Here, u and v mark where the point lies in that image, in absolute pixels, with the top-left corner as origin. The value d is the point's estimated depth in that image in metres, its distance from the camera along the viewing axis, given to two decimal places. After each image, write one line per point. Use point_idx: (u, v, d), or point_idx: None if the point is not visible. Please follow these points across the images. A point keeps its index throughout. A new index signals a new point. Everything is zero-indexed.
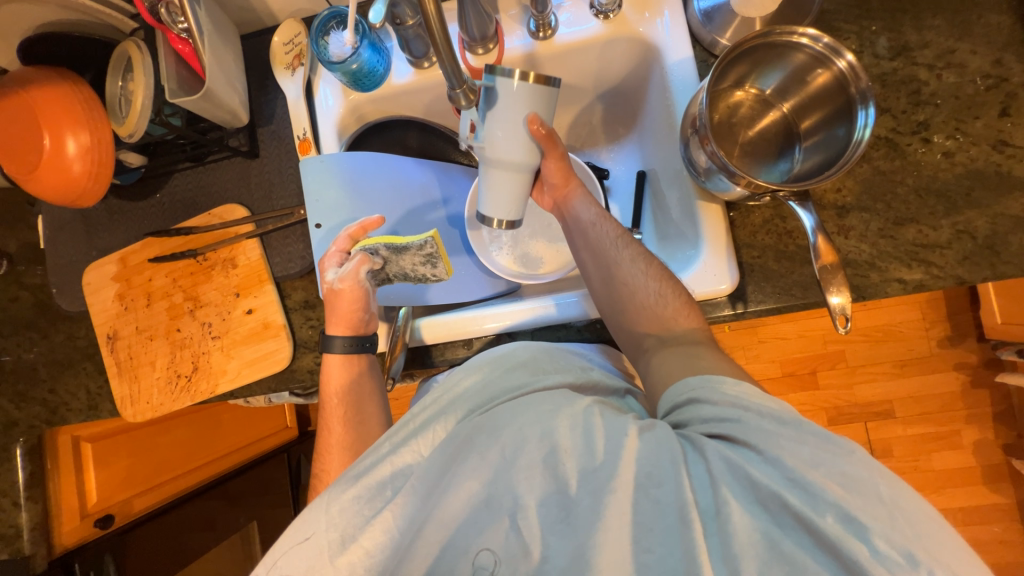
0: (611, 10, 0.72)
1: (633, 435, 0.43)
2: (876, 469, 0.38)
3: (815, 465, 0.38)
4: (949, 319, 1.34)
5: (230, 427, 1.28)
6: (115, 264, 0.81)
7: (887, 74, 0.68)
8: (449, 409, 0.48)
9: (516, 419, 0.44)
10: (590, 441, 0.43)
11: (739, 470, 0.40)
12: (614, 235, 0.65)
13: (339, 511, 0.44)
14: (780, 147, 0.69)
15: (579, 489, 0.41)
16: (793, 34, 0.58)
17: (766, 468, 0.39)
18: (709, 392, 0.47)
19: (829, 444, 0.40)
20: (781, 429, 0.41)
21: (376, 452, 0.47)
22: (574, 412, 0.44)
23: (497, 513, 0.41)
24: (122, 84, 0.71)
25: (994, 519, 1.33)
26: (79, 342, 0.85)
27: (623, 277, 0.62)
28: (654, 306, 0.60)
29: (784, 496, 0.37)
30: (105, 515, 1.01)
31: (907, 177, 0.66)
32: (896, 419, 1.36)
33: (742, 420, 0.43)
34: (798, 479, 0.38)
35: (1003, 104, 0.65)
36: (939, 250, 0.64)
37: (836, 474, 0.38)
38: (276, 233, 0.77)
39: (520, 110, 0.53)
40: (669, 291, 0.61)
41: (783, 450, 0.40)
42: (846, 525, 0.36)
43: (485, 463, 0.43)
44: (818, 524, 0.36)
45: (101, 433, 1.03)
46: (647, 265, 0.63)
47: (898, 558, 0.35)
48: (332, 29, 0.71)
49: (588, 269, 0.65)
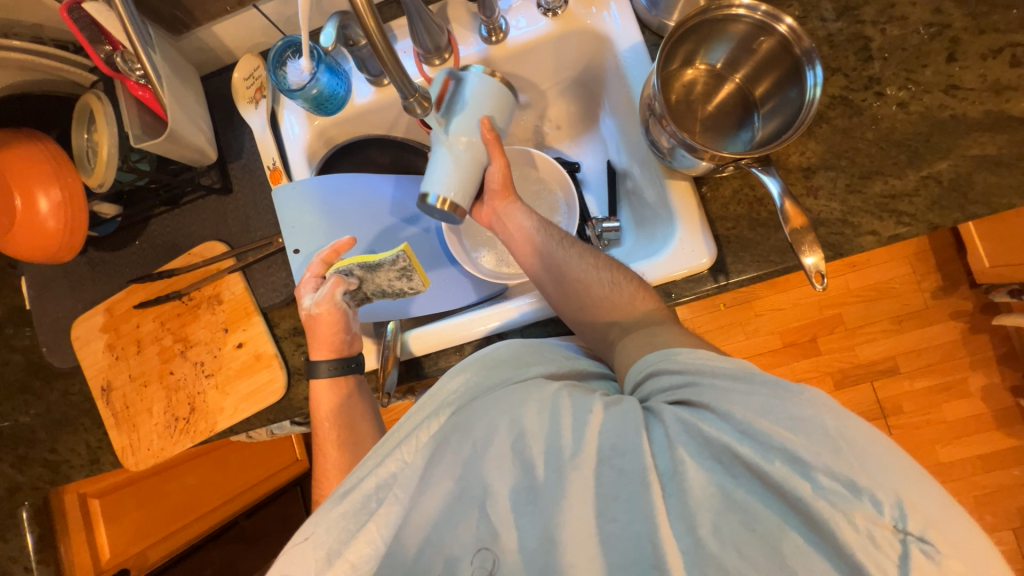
0: (558, 7, 0.73)
1: (598, 410, 0.44)
2: (823, 407, 0.38)
3: (763, 413, 0.39)
4: (939, 270, 1.35)
5: (239, 467, 1.25)
6: (102, 316, 0.81)
7: (834, 35, 0.69)
8: (433, 413, 0.48)
9: (486, 413, 0.45)
10: (557, 423, 0.43)
11: (693, 429, 0.41)
12: (559, 233, 0.66)
13: (327, 529, 0.43)
14: (739, 117, 0.71)
15: (545, 471, 0.41)
16: (731, 7, 0.60)
17: (717, 423, 0.40)
18: (665, 362, 0.48)
19: (777, 391, 0.40)
20: (734, 385, 0.42)
21: (364, 465, 0.46)
22: (541, 397, 0.45)
23: (467, 503, 0.42)
24: (87, 136, 0.72)
25: (1013, 463, 1.31)
26: (75, 398, 0.85)
27: (575, 273, 0.62)
28: (610, 295, 0.61)
29: (734, 448, 0.38)
30: (120, 570, 1.00)
31: (866, 132, 0.67)
32: (901, 375, 1.36)
33: (699, 383, 0.44)
34: (748, 428, 0.38)
35: (948, 50, 0.66)
36: (907, 198, 0.65)
37: (783, 418, 0.38)
38: (258, 264, 0.78)
39: (488, 107, 0.62)
40: (622, 278, 0.62)
41: (735, 405, 0.40)
42: (791, 465, 0.36)
43: (456, 460, 0.43)
44: (766, 469, 0.36)
45: (109, 487, 1.03)
46: (596, 258, 0.64)
47: (841, 488, 0.34)
48: (289, 58, 0.72)
49: (539, 274, 0.65)
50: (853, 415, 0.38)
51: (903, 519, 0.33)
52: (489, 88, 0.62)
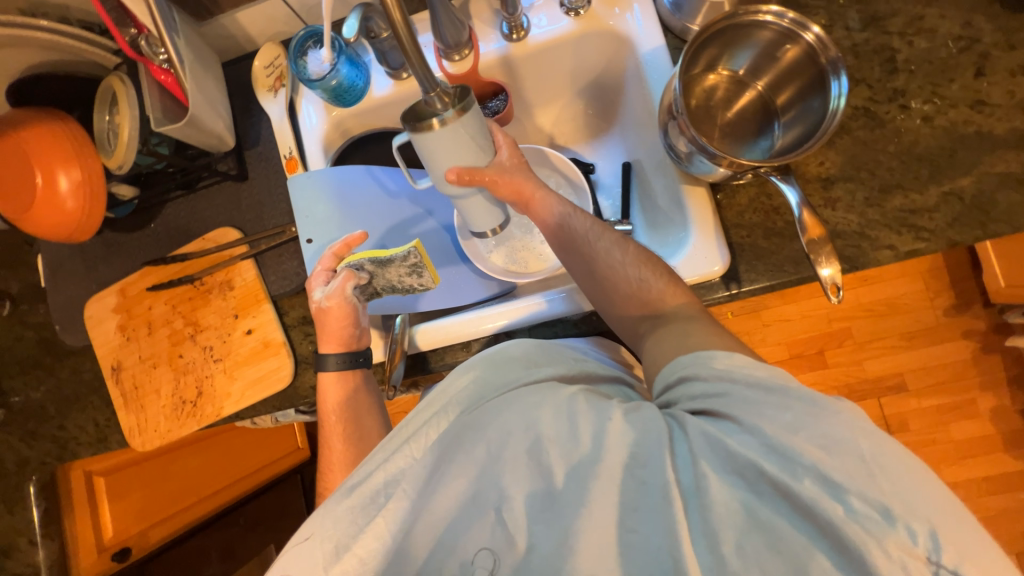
0: (581, 7, 0.73)
1: (617, 418, 0.44)
2: (858, 429, 0.37)
3: (796, 430, 0.38)
4: (952, 287, 1.33)
5: (241, 452, 1.26)
6: (115, 296, 0.82)
7: (859, 45, 0.69)
8: (442, 411, 0.47)
9: (501, 413, 0.45)
10: (575, 428, 0.43)
11: (718, 444, 0.40)
12: (587, 225, 0.65)
13: (334, 523, 0.43)
14: (759, 125, 0.70)
15: (563, 478, 0.42)
16: (757, 12, 0.60)
17: (744, 438, 0.39)
18: (698, 368, 0.46)
19: (810, 407, 0.39)
20: (764, 397, 0.41)
21: (372, 460, 0.46)
22: (558, 401, 0.45)
23: (483, 506, 0.43)
24: (108, 118, 0.73)
25: (1019, 487, 1.30)
26: (85, 376, 0.86)
27: (602, 267, 0.62)
28: (637, 291, 0.60)
29: (761, 465, 0.37)
30: (122, 549, 1.03)
31: (888, 145, 0.66)
32: (909, 392, 1.34)
33: (729, 395, 0.43)
34: (776, 445, 0.38)
35: (976, 65, 0.65)
36: (927, 214, 0.64)
37: (816, 436, 0.37)
38: (270, 252, 0.78)
39: (444, 158, 0.55)
40: (650, 274, 0.60)
41: (763, 419, 0.40)
42: (824, 486, 0.35)
43: (471, 461, 0.44)
44: (794, 488, 0.36)
45: (113, 466, 1.04)
46: (625, 252, 0.62)
47: (874, 515, 0.34)
48: (310, 48, 0.73)
49: (572, 266, 0.65)
50: (888, 437, 0.37)
51: (937, 551, 0.33)
52: (432, 143, 0.53)
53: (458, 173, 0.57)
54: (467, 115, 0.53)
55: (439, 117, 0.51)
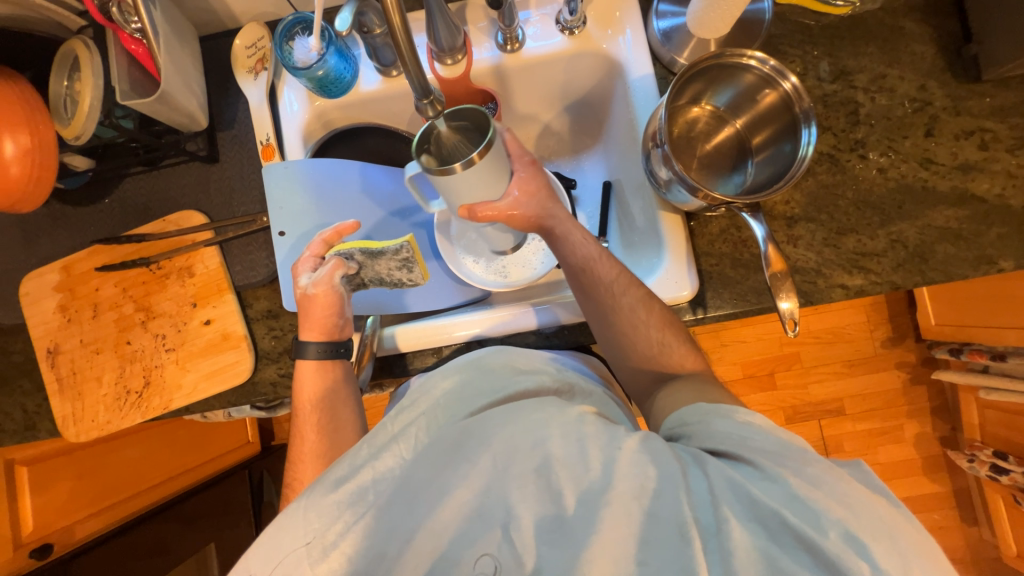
0: (576, 27, 0.75)
1: (628, 447, 0.44)
2: (877, 496, 0.40)
3: (818, 485, 0.40)
4: (890, 321, 1.44)
5: (184, 445, 1.23)
6: (57, 274, 0.76)
7: (828, 95, 0.74)
8: (428, 411, 0.49)
9: (504, 426, 0.45)
10: (585, 452, 0.43)
11: (740, 489, 0.41)
12: (612, 276, 0.63)
13: (318, 516, 0.42)
14: (733, 161, 0.74)
15: (574, 503, 0.41)
16: (742, 56, 0.63)
17: (767, 487, 0.41)
18: (720, 415, 0.49)
19: (835, 470, 0.42)
20: (788, 453, 0.43)
21: (358, 456, 0.45)
22: (565, 421, 0.45)
23: (489, 523, 0.41)
24: (67, 84, 0.68)
25: (933, 507, 1.43)
26: (16, 357, 0.79)
27: (623, 325, 0.63)
28: (658, 358, 0.63)
29: (784, 514, 0.39)
30: (42, 545, 0.93)
31: (847, 190, 0.71)
32: (847, 416, 1.44)
33: (747, 440, 0.45)
34: (799, 497, 0.39)
35: (927, 125, 0.71)
36: (876, 258, 0.69)
37: (835, 494, 0.40)
38: (238, 240, 0.75)
39: (464, 195, 0.59)
40: (671, 341, 0.63)
41: (786, 471, 0.41)
42: (848, 542, 0.37)
43: (476, 472, 0.43)
44: (821, 543, 0.37)
45: (40, 456, 0.98)
46: (648, 313, 0.63)
47: None
48: (298, 34, 0.70)
49: (586, 309, 0.65)
50: (898, 504, 0.40)
51: None
52: (456, 181, 0.54)
53: (468, 211, 0.61)
54: (491, 152, 0.54)
55: (465, 163, 0.52)
